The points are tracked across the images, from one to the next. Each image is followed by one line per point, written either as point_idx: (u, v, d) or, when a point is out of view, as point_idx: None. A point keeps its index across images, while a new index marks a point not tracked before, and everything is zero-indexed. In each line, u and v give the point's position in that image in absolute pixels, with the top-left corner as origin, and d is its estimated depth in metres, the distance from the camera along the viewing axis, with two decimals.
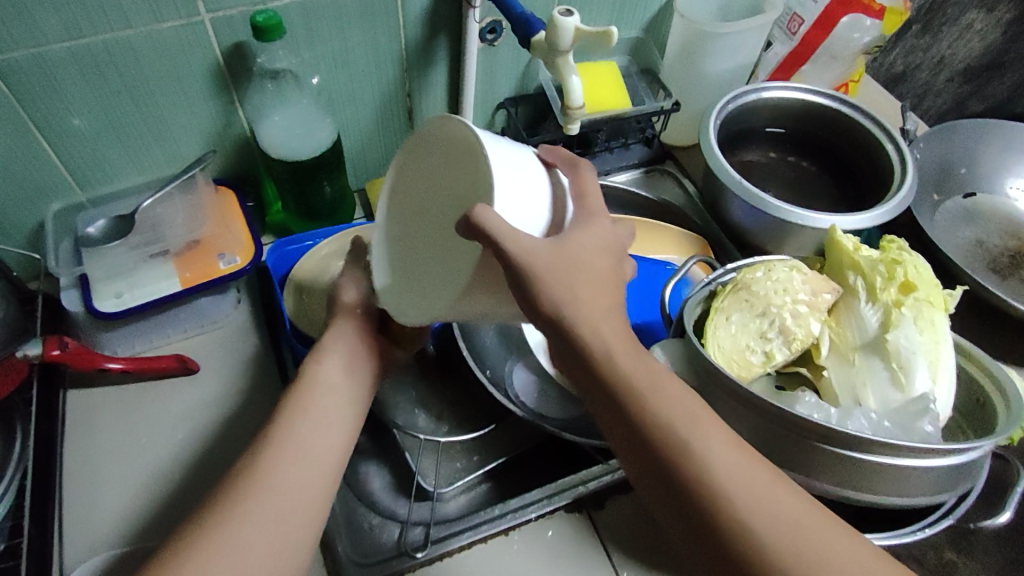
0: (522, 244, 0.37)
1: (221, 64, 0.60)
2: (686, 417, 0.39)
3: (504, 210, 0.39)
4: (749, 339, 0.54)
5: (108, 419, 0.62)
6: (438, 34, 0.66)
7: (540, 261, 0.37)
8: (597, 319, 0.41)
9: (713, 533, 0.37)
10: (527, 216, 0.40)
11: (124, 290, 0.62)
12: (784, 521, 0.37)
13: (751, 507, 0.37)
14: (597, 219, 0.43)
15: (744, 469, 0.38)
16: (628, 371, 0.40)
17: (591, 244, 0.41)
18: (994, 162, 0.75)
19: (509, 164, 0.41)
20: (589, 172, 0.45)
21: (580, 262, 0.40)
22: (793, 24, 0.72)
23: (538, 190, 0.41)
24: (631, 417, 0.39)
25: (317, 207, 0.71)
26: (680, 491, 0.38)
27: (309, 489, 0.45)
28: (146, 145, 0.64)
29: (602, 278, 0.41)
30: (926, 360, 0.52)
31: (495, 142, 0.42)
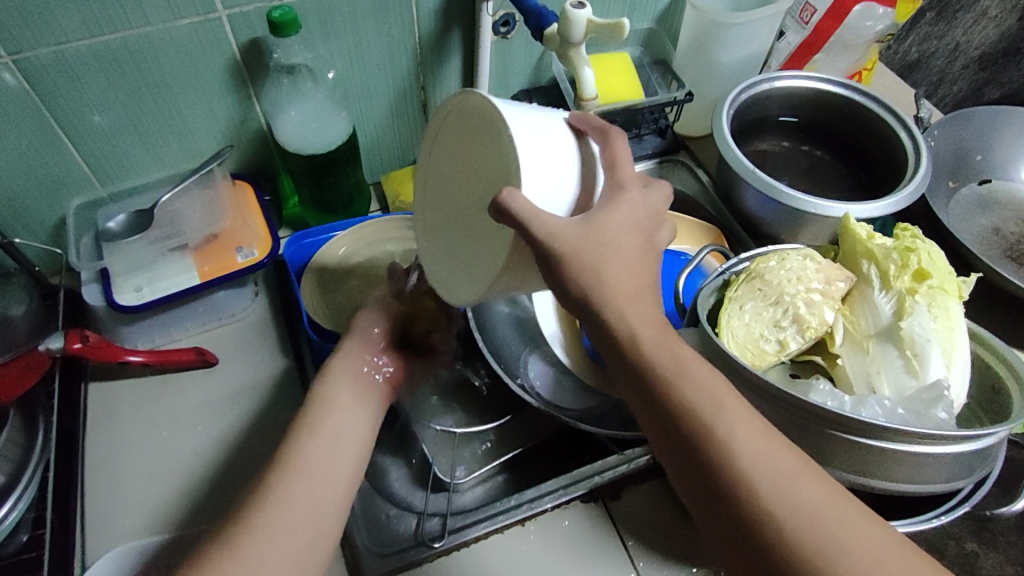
0: (547, 222, 0.37)
1: (238, 61, 0.61)
2: (712, 403, 0.39)
3: (528, 189, 0.39)
4: (763, 327, 0.55)
5: (128, 412, 0.63)
6: (451, 26, 0.67)
7: (568, 241, 0.38)
8: (623, 305, 0.41)
9: (736, 516, 0.37)
10: (550, 194, 0.40)
11: (143, 284, 0.63)
12: (809, 506, 0.36)
13: (774, 492, 0.37)
14: (627, 192, 0.41)
15: (770, 455, 0.38)
16: (655, 355, 0.40)
17: (618, 220, 0.40)
18: (1010, 149, 0.74)
19: (532, 138, 0.40)
20: (621, 140, 0.43)
21: (604, 242, 0.40)
22: (805, 13, 0.72)
23: (564, 164, 0.41)
24: (657, 402, 0.40)
25: (333, 202, 0.71)
26: (703, 475, 0.38)
27: (338, 469, 0.48)
28: (165, 141, 0.65)
29: (628, 258, 0.41)
30: (939, 347, 0.52)
31: (520, 118, 0.41)
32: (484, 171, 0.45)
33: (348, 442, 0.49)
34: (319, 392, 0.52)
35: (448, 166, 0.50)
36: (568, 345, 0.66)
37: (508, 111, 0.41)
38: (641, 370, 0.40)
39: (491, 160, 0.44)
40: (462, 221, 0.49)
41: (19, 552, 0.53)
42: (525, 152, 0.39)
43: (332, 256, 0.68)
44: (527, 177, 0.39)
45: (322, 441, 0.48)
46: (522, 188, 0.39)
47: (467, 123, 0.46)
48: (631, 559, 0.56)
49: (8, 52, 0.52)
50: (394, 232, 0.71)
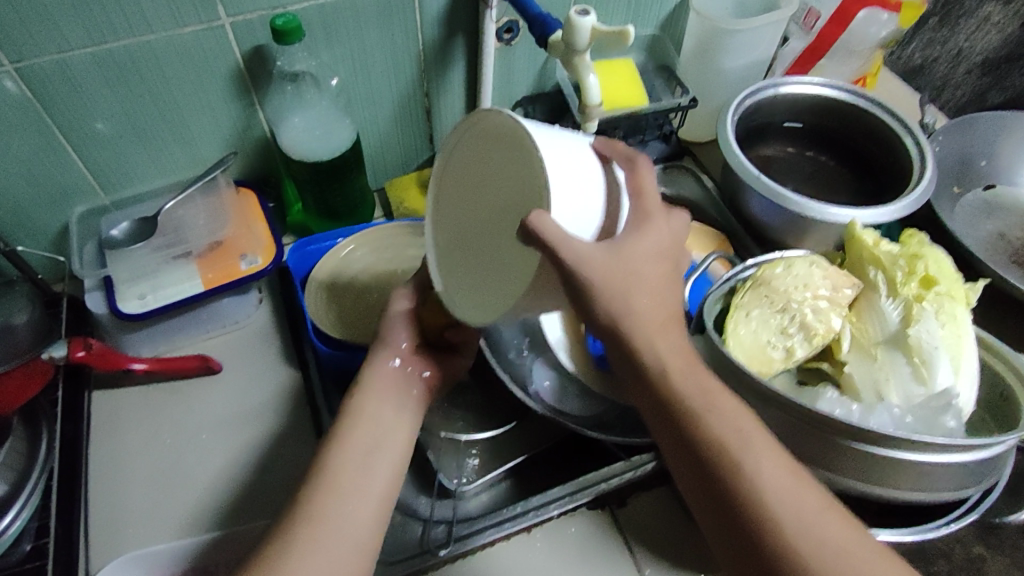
0: (578, 248, 0.37)
1: (242, 68, 0.61)
2: (740, 434, 0.40)
3: (560, 214, 0.38)
4: (770, 334, 0.54)
5: (130, 420, 0.63)
6: (454, 34, 0.67)
7: (596, 269, 0.38)
8: (652, 335, 0.41)
9: (761, 551, 0.37)
10: (575, 220, 0.39)
11: (147, 292, 0.63)
12: (833, 543, 0.37)
13: (798, 527, 0.37)
14: (653, 220, 0.41)
15: (794, 490, 0.38)
16: (681, 387, 0.41)
17: (646, 251, 0.40)
18: (1015, 154, 0.74)
19: (564, 163, 0.39)
20: (648, 168, 0.42)
21: (632, 270, 0.40)
22: (810, 19, 0.72)
23: (593, 186, 0.40)
24: (682, 429, 0.40)
25: (337, 209, 0.71)
26: (729, 505, 0.38)
27: (371, 483, 0.47)
28: (168, 148, 0.65)
29: (656, 284, 0.41)
30: (948, 355, 0.52)
31: (550, 141, 0.40)
32: (509, 189, 0.45)
33: (383, 459, 0.49)
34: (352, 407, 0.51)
35: (464, 186, 0.50)
36: (571, 351, 0.65)
37: (537, 133, 0.40)
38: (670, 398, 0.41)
39: (517, 180, 0.44)
40: (475, 238, 0.49)
41: (23, 562, 0.53)
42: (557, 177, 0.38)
43: (336, 263, 0.67)
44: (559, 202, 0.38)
45: (354, 456, 0.48)
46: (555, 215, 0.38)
47: (494, 138, 0.46)
48: (637, 565, 0.56)
49: (10, 60, 0.52)
50: (394, 240, 0.70)
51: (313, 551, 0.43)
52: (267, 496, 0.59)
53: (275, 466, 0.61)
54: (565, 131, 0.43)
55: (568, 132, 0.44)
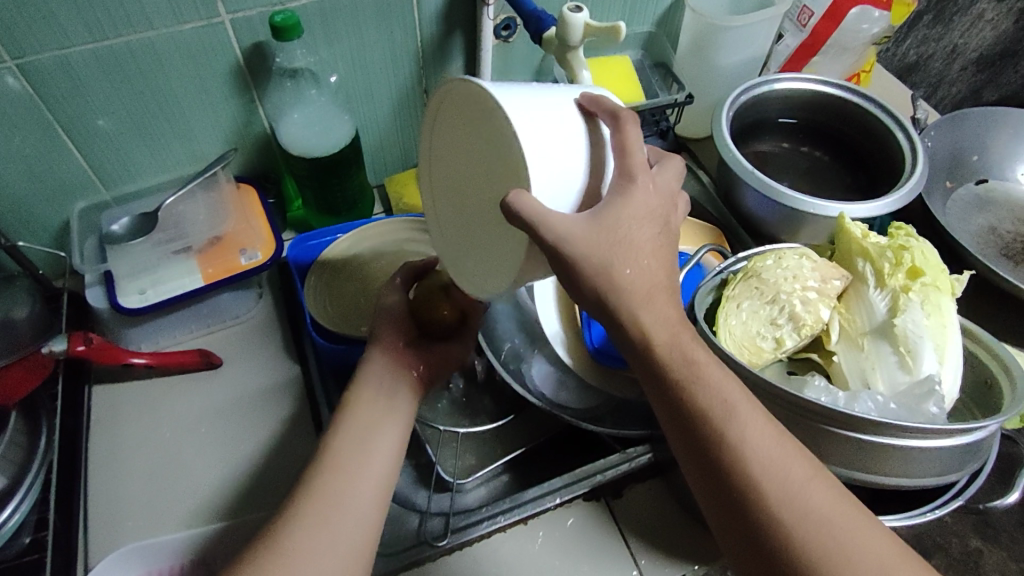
0: (558, 224, 0.37)
1: (242, 65, 0.62)
2: (727, 405, 0.40)
3: (538, 187, 0.39)
4: (760, 326, 0.55)
5: (131, 414, 0.63)
6: (452, 30, 0.68)
7: (578, 245, 0.38)
8: (636, 307, 0.41)
9: (747, 520, 0.38)
10: (550, 193, 0.39)
11: (147, 286, 0.63)
12: (816, 510, 0.37)
13: (785, 498, 0.38)
14: (637, 182, 0.40)
15: (778, 459, 0.39)
16: (669, 360, 0.41)
17: (635, 213, 0.40)
18: (1004, 149, 0.75)
19: (546, 134, 0.39)
20: (631, 124, 0.41)
21: (616, 240, 0.39)
22: (803, 16, 0.73)
23: (571, 154, 0.40)
24: (671, 400, 0.41)
25: (336, 204, 0.72)
26: (718, 475, 0.39)
27: (379, 463, 0.48)
28: (168, 144, 0.65)
29: (642, 250, 0.40)
30: (933, 343, 0.53)
31: (528, 109, 0.40)
32: (489, 162, 0.44)
33: (380, 434, 0.49)
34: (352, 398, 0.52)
35: (449, 158, 0.49)
36: (570, 345, 0.63)
37: (516, 101, 0.40)
38: (660, 373, 0.41)
39: (495, 153, 0.43)
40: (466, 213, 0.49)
41: (22, 555, 0.53)
42: (536, 150, 0.38)
43: (334, 256, 0.67)
44: (540, 175, 0.39)
45: (358, 440, 0.48)
46: (536, 189, 0.38)
47: (464, 108, 0.45)
48: (633, 555, 0.56)
49: (11, 56, 0.52)
50: (393, 236, 0.69)
51: (325, 531, 0.43)
52: (264, 489, 0.59)
53: (274, 460, 0.61)
54: (549, 92, 0.43)
55: (550, 91, 0.43)
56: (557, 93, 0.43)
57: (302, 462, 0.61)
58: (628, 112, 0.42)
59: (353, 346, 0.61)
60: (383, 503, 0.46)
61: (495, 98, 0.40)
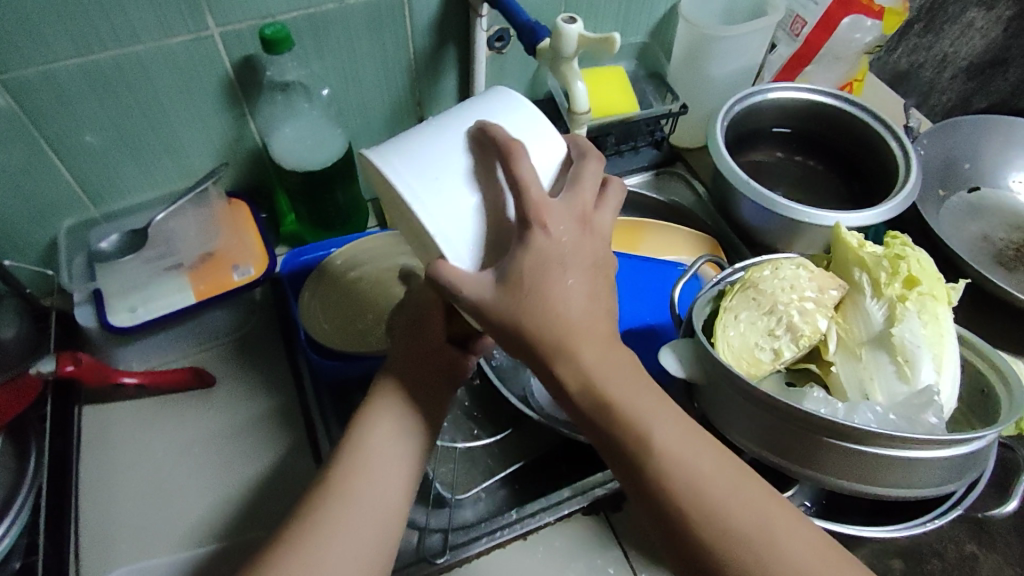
0: (473, 291, 0.39)
1: (231, 79, 0.61)
2: (643, 426, 0.40)
3: (447, 253, 0.40)
4: (757, 336, 0.55)
5: (122, 435, 0.62)
6: (445, 42, 0.67)
7: (490, 307, 0.39)
8: (553, 354, 0.40)
9: (676, 536, 0.39)
10: (459, 256, 0.41)
11: (138, 304, 0.62)
12: (737, 529, 0.38)
13: (705, 512, 0.38)
14: (535, 228, 0.40)
15: (700, 479, 0.39)
16: (605, 390, 0.40)
17: (548, 257, 0.40)
18: (995, 157, 0.75)
19: (438, 198, 0.40)
20: (516, 156, 0.40)
21: (530, 290, 0.39)
22: (796, 26, 0.73)
23: (465, 211, 0.41)
24: (600, 426, 0.41)
25: (331, 218, 0.71)
26: (648, 495, 0.40)
27: (392, 473, 0.47)
28: (157, 159, 0.64)
29: (565, 288, 0.40)
30: (930, 353, 0.53)
31: (416, 174, 0.41)
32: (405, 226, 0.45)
33: (400, 443, 0.48)
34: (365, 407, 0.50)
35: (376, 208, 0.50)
36: None
37: (402, 169, 0.41)
38: (577, 405, 0.41)
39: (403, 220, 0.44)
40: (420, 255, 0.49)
41: None
42: (432, 221, 0.40)
43: (329, 270, 0.66)
44: (448, 243, 0.40)
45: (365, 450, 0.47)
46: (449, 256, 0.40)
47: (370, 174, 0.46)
48: (632, 569, 0.56)
49: None
50: (389, 250, 0.68)
51: (337, 545, 0.43)
52: (260, 509, 0.58)
53: (269, 479, 0.60)
54: (431, 141, 0.42)
55: (433, 132, 0.43)
56: (445, 135, 0.43)
57: (299, 481, 0.60)
58: (516, 144, 0.41)
59: (347, 363, 0.61)
60: (402, 516, 0.46)
61: (383, 169, 0.41)
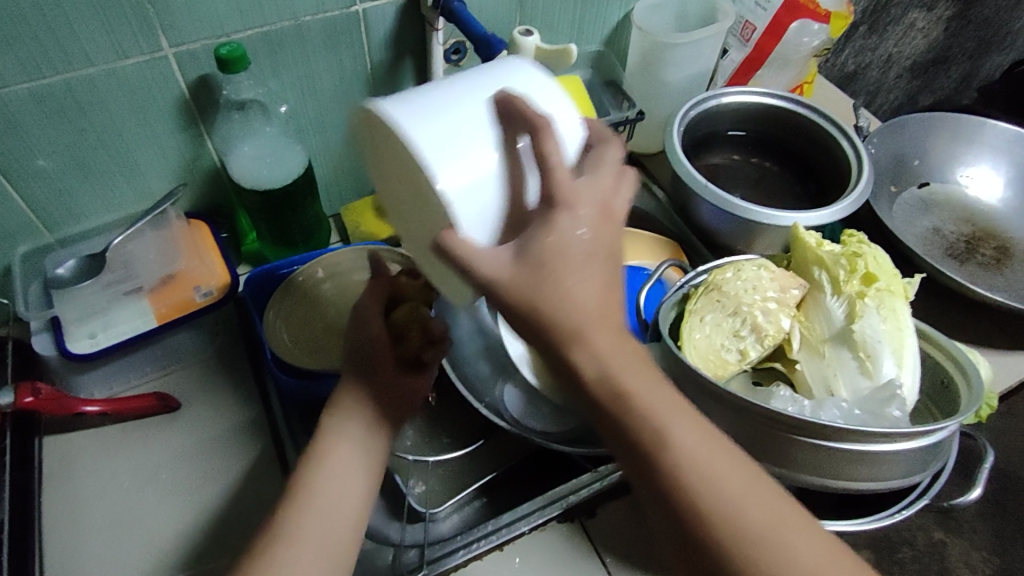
0: (486, 269, 0.37)
1: (187, 98, 0.60)
2: (657, 422, 0.39)
3: (460, 217, 0.40)
4: (723, 338, 0.56)
5: (87, 465, 0.61)
6: (402, 56, 0.67)
7: (510, 292, 0.36)
8: (566, 343, 0.37)
9: (688, 534, 0.38)
10: (471, 220, 0.40)
11: (98, 330, 0.61)
12: (750, 526, 0.38)
13: (719, 510, 0.38)
14: (560, 210, 0.37)
15: (715, 475, 0.39)
16: (623, 384, 0.38)
17: (563, 243, 0.37)
18: (944, 153, 0.77)
19: (457, 158, 0.39)
20: (544, 130, 0.38)
21: (547, 272, 0.36)
22: (746, 31, 0.75)
23: (483, 174, 0.40)
24: (612, 421, 0.39)
25: (293, 234, 0.70)
26: (660, 492, 0.39)
27: (355, 489, 0.48)
28: (114, 181, 0.63)
29: (579, 268, 0.37)
30: (890, 347, 0.54)
31: (436, 138, 0.39)
32: (410, 190, 0.44)
33: (354, 466, 0.49)
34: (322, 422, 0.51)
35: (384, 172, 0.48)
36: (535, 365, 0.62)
37: (422, 131, 0.39)
38: (590, 399, 0.38)
39: (411, 180, 0.43)
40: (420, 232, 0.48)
41: None
42: (448, 179, 0.39)
43: (291, 288, 0.65)
44: (461, 210, 0.40)
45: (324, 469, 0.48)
46: (462, 230, 0.40)
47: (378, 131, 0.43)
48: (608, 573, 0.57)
49: None
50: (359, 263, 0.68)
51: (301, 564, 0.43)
52: (231, 533, 0.57)
53: (240, 502, 0.59)
54: (457, 103, 0.41)
55: (459, 95, 0.42)
56: (470, 100, 0.41)
57: (270, 502, 0.59)
58: (545, 118, 0.38)
59: (315, 381, 0.59)
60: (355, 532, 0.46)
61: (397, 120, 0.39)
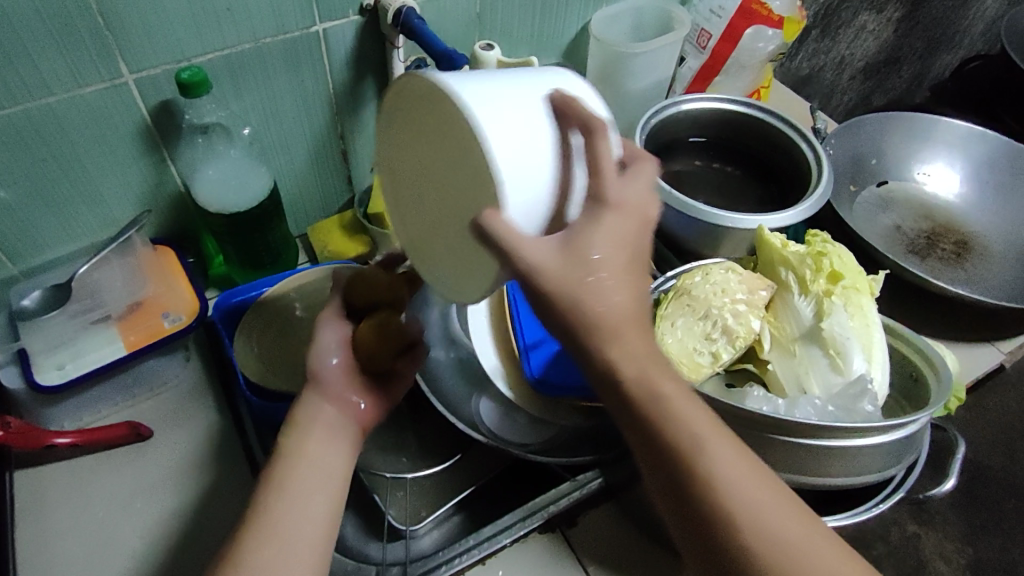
0: (530, 255, 0.36)
1: (149, 124, 0.60)
2: (698, 437, 0.38)
3: (510, 198, 0.37)
4: (695, 342, 0.56)
5: (58, 499, 0.60)
6: (364, 75, 0.68)
7: (551, 278, 0.36)
8: (603, 342, 0.38)
9: (722, 552, 0.36)
10: (520, 202, 0.37)
11: (66, 361, 0.61)
12: (789, 547, 0.36)
13: (758, 532, 0.36)
14: (608, 209, 0.38)
15: (756, 494, 0.37)
16: (665, 394, 0.38)
17: (603, 242, 0.37)
18: (901, 151, 0.79)
19: (515, 136, 0.37)
20: (601, 136, 0.38)
21: (585, 268, 0.37)
22: (703, 39, 0.76)
23: (538, 156, 0.37)
24: (649, 431, 0.38)
25: (261, 256, 0.70)
26: (694, 507, 0.37)
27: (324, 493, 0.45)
28: (77, 209, 0.63)
29: (620, 274, 0.37)
30: (859, 343, 0.55)
31: (494, 116, 0.37)
32: (460, 179, 0.42)
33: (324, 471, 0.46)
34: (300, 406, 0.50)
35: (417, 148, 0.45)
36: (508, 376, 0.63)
37: (483, 107, 0.37)
38: (629, 407, 0.38)
39: (465, 167, 0.40)
40: (444, 216, 0.45)
41: None
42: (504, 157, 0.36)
43: (267, 308, 0.65)
44: (512, 191, 0.37)
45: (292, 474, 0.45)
46: (509, 211, 0.37)
47: (427, 105, 0.41)
48: None
49: None
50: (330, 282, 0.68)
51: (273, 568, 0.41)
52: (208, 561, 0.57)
53: (216, 529, 0.59)
54: (517, 89, 0.39)
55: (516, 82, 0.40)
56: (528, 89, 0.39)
57: None
58: (602, 122, 0.38)
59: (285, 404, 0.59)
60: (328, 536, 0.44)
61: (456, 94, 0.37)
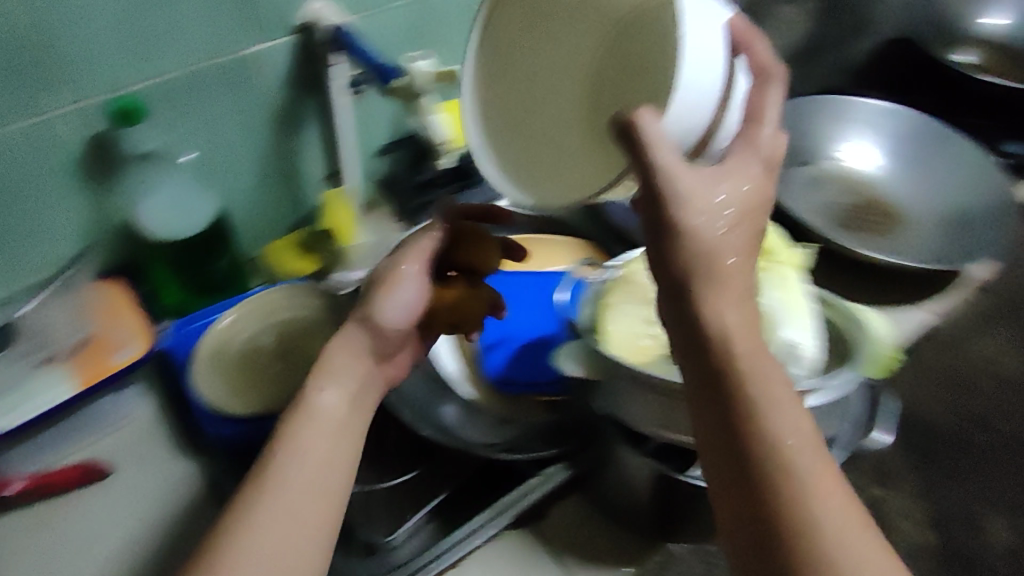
0: (672, 159, 0.39)
1: (85, 156, 0.59)
2: (774, 417, 0.39)
3: (678, 101, 0.40)
4: (636, 326, 0.58)
5: (11, 552, 0.57)
6: (302, 93, 0.68)
7: (681, 207, 0.40)
8: (715, 295, 0.41)
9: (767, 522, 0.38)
10: (675, 110, 0.41)
11: (11, 407, 0.57)
12: (832, 531, 0.37)
13: (814, 507, 0.37)
14: (755, 150, 0.43)
15: (819, 475, 0.39)
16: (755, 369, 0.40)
17: (744, 192, 0.42)
18: (819, 136, 0.85)
19: (706, 39, 0.41)
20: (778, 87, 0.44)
21: (703, 212, 0.41)
22: None
23: (717, 57, 0.41)
24: (727, 400, 0.40)
25: (211, 281, 0.71)
26: (753, 478, 0.39)
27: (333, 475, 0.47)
28: (16, 249, 0.61)
29: (736, 243, 0.42)
30: (787, 311, 0.59)
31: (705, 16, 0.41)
32: (618, 82, 0.54)
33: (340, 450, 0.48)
34: (305, 390, 0.49)
35: (543, 60, 0.56)
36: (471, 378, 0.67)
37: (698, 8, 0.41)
38: (715, 376, 0.40)
39: (644, 76, 0.52)
40: (534, 131, 0.55)
41: None
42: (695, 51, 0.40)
43: (219, 331, 0.64)
44: (687, 93, 0.40)
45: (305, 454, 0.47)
46: (666, 120, 0.40)
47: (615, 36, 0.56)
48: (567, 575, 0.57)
49: None
50: (286, 301, 0.67)
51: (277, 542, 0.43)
52: None
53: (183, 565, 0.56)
54: (707, 3, 0.43)
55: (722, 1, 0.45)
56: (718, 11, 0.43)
57: None
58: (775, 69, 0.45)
59: (245, 423, 0.58)
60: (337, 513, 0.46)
61: None
